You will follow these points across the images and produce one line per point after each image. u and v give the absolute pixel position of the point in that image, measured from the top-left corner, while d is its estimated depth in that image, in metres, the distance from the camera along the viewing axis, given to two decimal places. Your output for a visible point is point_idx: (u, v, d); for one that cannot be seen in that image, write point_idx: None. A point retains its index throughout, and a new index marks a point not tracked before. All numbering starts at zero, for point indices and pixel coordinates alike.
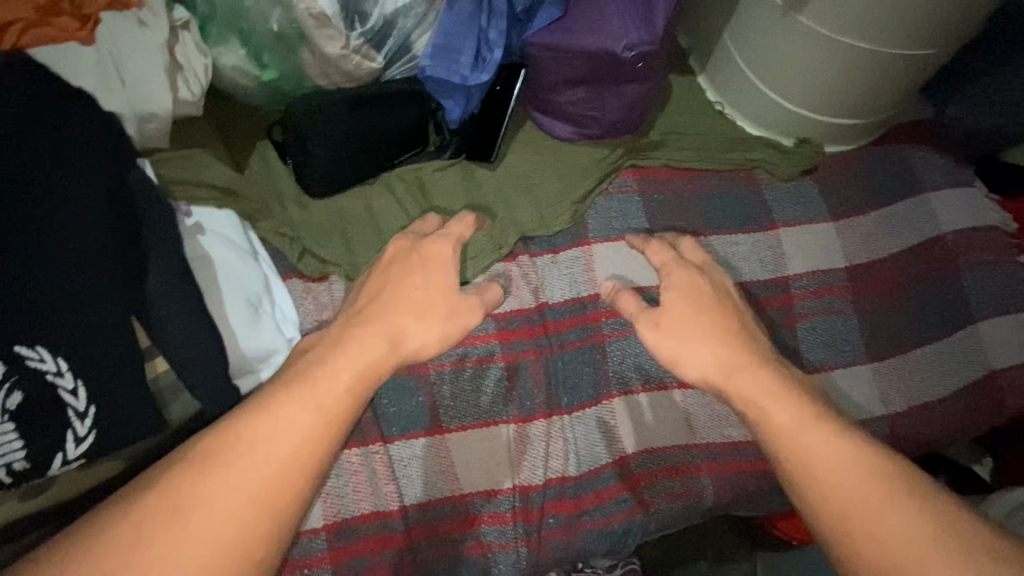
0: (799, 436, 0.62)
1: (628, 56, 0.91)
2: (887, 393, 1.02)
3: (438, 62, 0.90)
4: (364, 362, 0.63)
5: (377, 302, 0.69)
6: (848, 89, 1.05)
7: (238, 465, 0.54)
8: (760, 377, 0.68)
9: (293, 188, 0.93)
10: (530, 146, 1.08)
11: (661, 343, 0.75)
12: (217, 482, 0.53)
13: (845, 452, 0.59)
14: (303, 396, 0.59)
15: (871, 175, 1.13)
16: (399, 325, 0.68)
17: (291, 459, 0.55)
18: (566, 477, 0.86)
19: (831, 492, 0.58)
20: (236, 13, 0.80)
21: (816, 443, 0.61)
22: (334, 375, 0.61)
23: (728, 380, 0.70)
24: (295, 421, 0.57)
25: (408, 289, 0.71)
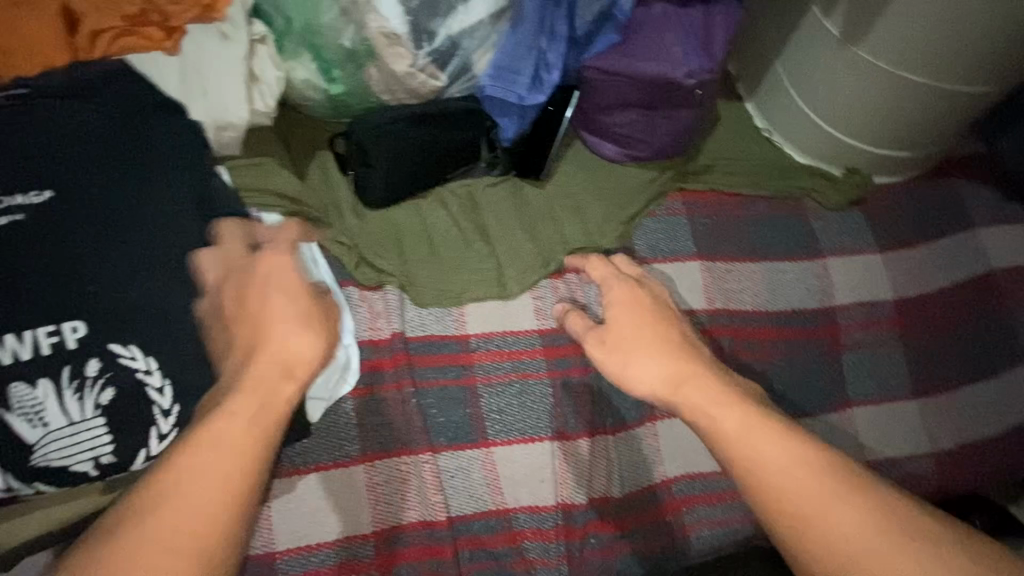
0: (747, 442, 0.59)
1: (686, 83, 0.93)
2: (934, 429, 1.00)
3: (497, 82, 0.94)
4: (262, 377, 0.58)
5: (252, 326, 0.62)
6: (900, 122, 1.05)
7: (175, 492, 0.50)
8: (701, 386, 0.65)
9: (350, 198, 0.95)
10: (580, 166, 1.10)
11: (623, 361, 0.73)
12: (164, 514, 0.49)
13: (793, 453, 0.57)
14: (228, 408, 0.55)
15: (918, 209, 1.13)
16: (270, 338, 0.61)
17: (228, 466, 0.52)
18: (609, 497, 0.86)
19: (782, 501, 0.56)
20: (312, 30, 0.83)
21: (763, 446, 0.58)
22: (254, 391, 0.57)
23: (673, 390, 0.67)
24: (235, 429, 0.54)
25: (277, 301, 0.63)
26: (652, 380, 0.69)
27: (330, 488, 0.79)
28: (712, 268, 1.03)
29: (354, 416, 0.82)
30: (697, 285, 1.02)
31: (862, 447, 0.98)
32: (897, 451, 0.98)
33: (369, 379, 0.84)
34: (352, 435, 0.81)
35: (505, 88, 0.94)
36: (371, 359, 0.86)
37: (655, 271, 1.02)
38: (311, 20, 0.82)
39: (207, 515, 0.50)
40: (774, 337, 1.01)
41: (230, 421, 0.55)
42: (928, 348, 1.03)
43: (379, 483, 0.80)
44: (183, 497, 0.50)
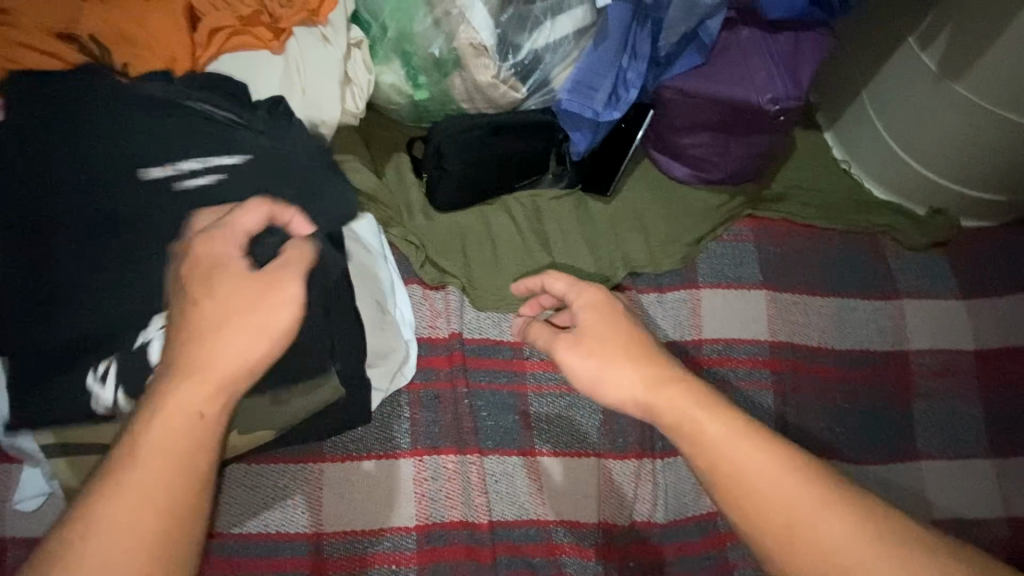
0: (728, 450, 0.51)
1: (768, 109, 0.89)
2: (1013, 494, 0.93)
3: (574, 97, 0.95)
4: (206, 376, 0.49)
5: (194, 323, 0.51)
6: (998, 164, 0.99)
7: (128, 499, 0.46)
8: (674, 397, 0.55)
9: (421, 200, 0.99)
10: (648, 185, 1.09)
11: (594, 372, 0.59)
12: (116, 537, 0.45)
13: (773, 458, 0.50)
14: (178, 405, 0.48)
15: (1011, 255, 1.06)
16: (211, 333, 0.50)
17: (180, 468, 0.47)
18: (652, 522, 0.84)
19: (767, 512, 0.49)
20: (404, 38, 0.87)
21: (747, 455, 0.51)
22: (198, 395, 0.49)
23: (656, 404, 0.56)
24: (185, 438, 0.48)
25: (218, 299, 0.51)
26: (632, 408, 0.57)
27: (381, 478, 0.81)
28: (778, 299, 1.00)
29: (408, 410, 0.84)
30: (761, 314, 0.99)
31: (929, 504, 0.92)
32: (966, 513, 0.92)
33: (426, 377, 0.86)
34: (404, 429, 0.83)
35: (582, 103, 0.96)
36: (430, 357, 0.88)
37: (718, 297, 1.00)
38: (404, 29, 0.86)
39: (159, 539, 0.46)
40: (840, 376, 0.97)
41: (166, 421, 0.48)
42: (1011, 406, 0.96)
43: (427, 478, 0.81)
44: (129, 521, 0.45)
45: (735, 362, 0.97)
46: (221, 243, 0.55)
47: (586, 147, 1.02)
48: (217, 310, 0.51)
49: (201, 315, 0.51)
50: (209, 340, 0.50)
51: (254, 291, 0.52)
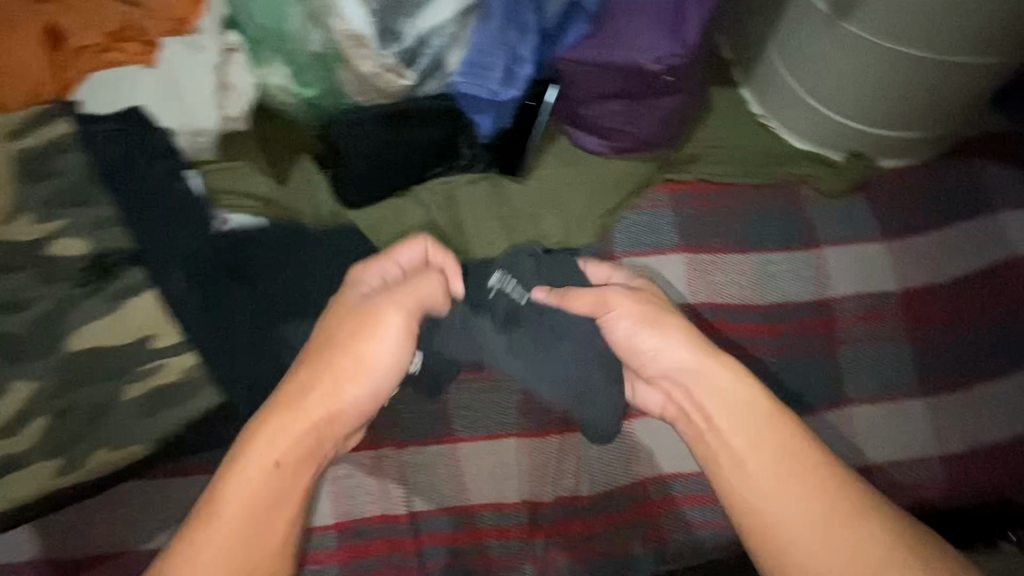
0: (755, 473, 0.65)
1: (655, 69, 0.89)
2: (946, 432, 0.92)
3: (470, 80, 0.94)
4: (320, 414, 0.62)
5: (328, 355, 0.64)
6: (907, 101, 0.98)
7: (245, 501, 0.59)
8: (716, 381, 0.70)
9: (328, 201, 0.97)
10: (563, 160, 1.08)
11: (633, 338, 0.76)
12: (233, 534, 0.58)
13: (805, 485, 0.63)
14: (296, 433, 0.61)
15: (937, 193, 1.04)
16: (336, 369, 0.63)
17: (289, 484, 0.60)
18: (579, 497, 0.84)
19: (780, 522, 0.62)
20: (280, 36, 0.85)
21: (777, 482, 0.64)
22: (313, 422, 0.62)
23: (694, 379, 0.71)
24: (290, 459, 0.60)
25: (343, 333, 0.65)
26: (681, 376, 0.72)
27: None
28: (697, 260, 1.00)
29: None
30: (680, 277, 0.99)
31: (863, 450, 0.91)
32: (902, 455, 0.91)
33: None
34: None
35: (478, 84, 0.95)
36: None
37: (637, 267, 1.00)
38: (279, 26, 0.84)
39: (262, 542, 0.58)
40: (767, 331, 0.96)
41: (276, 439, 0.61)
42: (940, 343, 0.95)
43: (343, 476, 0.80)
44: (239, 525, 0.58)
45: None
46: (370, 273, 0.72)
47: (491, 128, 1.01)
48: (350, 331, 0.64)
49: (334, 340, 0.64)
50: (338, 364, 0.63)
51: (358, 322, 0.65)
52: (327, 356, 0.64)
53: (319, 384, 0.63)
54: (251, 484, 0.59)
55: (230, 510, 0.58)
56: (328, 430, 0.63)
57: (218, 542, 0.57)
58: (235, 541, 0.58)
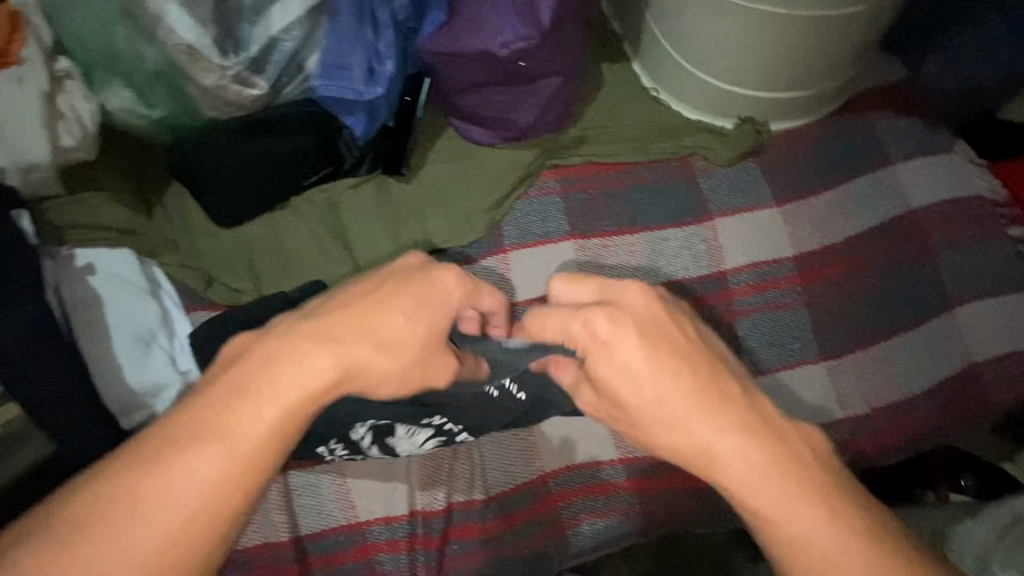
0: (801, 528, 0.52)
1: (505, 55, 0.85)
2: (845, 395, 0.91)
3: (329, 80, 0.89)
4: (309, 384, 0.55)
5: (359, 320, 0.59)
6: (790, 61, 0.94)
7: (195, 464, 0.51)
8: (728, 465, 0.54)
9: (202, 220, 0.95)
10: (449, 155, 1.05)
11: (626, 382, 0.56)
12: (168, 500, 0.49)
13: (854, 550, 0.51)
14: (283, 398, 0.54)
15: (826, 152, 1.03)
16: (353, 336, 0.57)
17: (251, 459, 0.52)
18: (473, 501, 0.83)
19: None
20: (113, 56, 0.81)
21: (824, 542, 0.51)
22: (304, 381, 0.55)
23: (708, 462, 0.54)
24: (263, 428, 0.53)
25: (396, 319, 0.60)
26: (684, 460, 0.56)
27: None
28: (587, 246, 0.98)
29: None
30: (570, 265, 0.97)
31: None
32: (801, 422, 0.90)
33: None
34: None
35: (339, 85, 0.89)
36: None
37: (528, 258, 0.98)
38: (108, 47, 0.80)
39: (199, 524, 0.50)
40: None
41: (304, 384, 0.55)
42: (835, 304, 0.95)
43: None
44: (183, 495, 0.50)
45: None
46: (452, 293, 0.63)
47: (366, 131, 0.96)
48: (407, 320, 0.60)
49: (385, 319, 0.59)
50: (375, 335, 0.59)
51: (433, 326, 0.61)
52: (360, 317, 0.59)
53: (357, 337, 0.58)
54: (212, 449, 0.51)
55: (187, 468, 0.50)
56: (336, 394, 0.57)
57: (158, 502, 0.49)
58: (173, 519, 0.49)
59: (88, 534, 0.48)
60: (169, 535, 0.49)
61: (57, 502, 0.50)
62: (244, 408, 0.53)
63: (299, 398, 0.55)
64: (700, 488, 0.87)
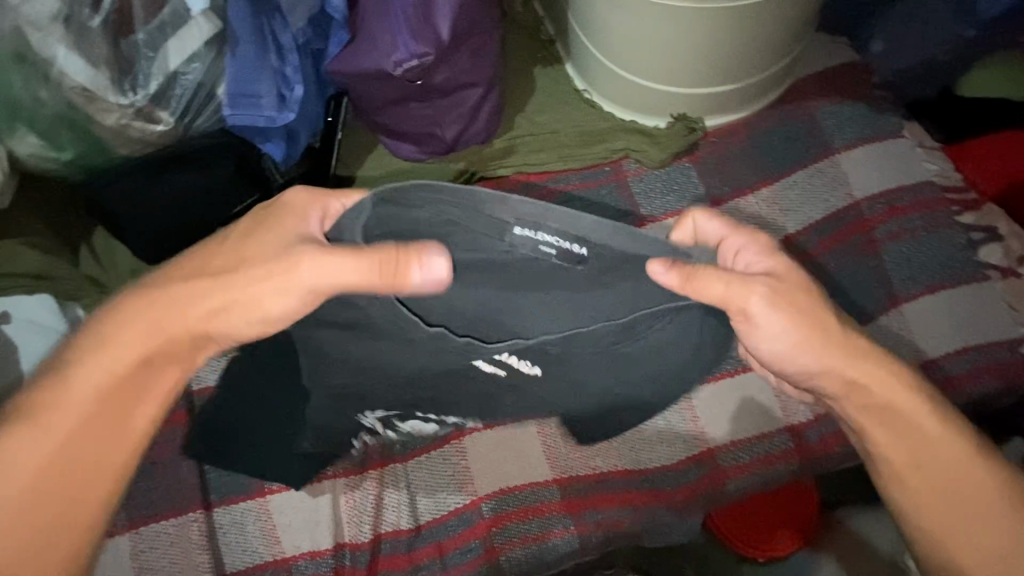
0: (904, 417, 0.61)
1: (401, 74, 0.84)
2: (787, 401, 0.87)
3: (239, 110, 0.87)
4: (142, 341, 0.59)
5: (190, 268, 0.59)
6: (717, 56, 0.89)
7: (53, 418, 0.58)
8: (886, 378, 0.61)
9: (131, 257, 0.96)
10: (378, 175, 1.04)
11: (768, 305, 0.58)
12: (32, 453, 0.58)
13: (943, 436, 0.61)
14: (116, 350, 0.59)
15: (765, 145, 0.98)
16: (180, 285, 0.59)
17: (99, 405, 0.59)
18: (401, 531, 0.82)
19: (918, 459, 0.61)
20: (12, 103, 0.81)
21: (922, 427, 0.61)
22: (137, 334, 0.59)
23: (859, 379, 0.61)
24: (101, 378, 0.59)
25: (217, 257, 0.59)
26: (832, 376, 0.61)
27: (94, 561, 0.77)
28: None
29: None
30: None
31: (703, 436, 0.87)
32: (743, 432, 0.87)
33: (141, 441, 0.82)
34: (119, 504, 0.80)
35: (250, 113, 0.87)
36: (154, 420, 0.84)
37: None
38: (6, 95, 0.80)
39: (63, 469, 0.58)
40: None
41: (134, 346, 0.59)
42: None
43: (143, 551, 0.78)
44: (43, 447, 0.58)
45: None
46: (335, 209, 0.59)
47: (286, 157, 0.94)
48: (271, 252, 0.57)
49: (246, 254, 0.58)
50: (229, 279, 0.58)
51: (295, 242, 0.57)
52: (200, 261, 0.59)
53: (195, 286, 0.59)
54: (53, 405, 0.58)
55: (49, 422, 0.58)
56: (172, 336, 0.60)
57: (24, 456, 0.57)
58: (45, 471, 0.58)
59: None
60: (44, 480, 0.58)
61: None
62: (79, 374, 0.59)
63: (119, 363, 0.59)
64: (637, 504, 0.85)
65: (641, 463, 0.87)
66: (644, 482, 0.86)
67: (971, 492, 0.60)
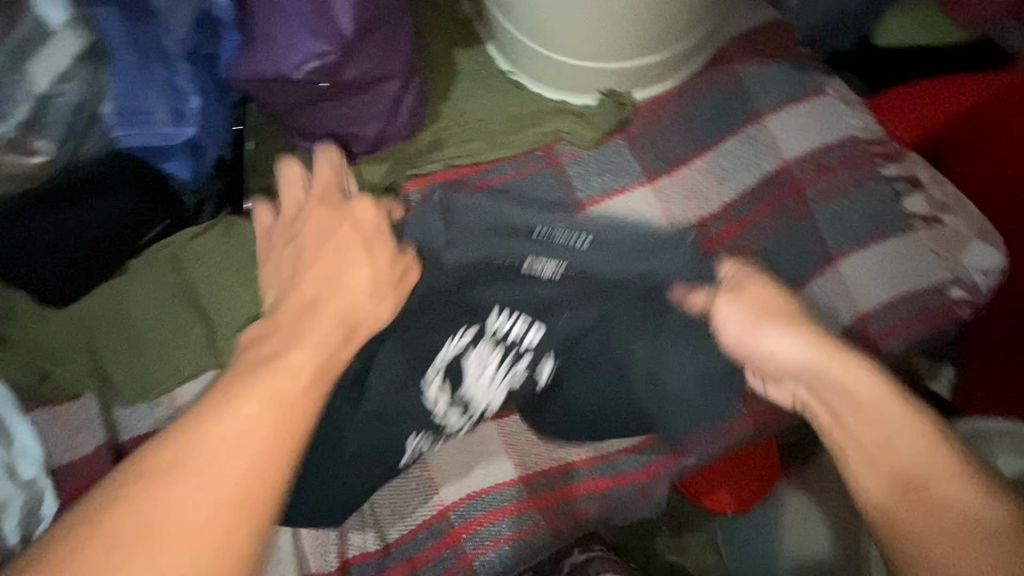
0: (867, 400, 0.56)
1: (302, 77, 0.78)
2: None
3: (132, 129, 0.79)
4: (267, 383, 0.49)
5: (320, 277, 0.62)
6: (637, 27, 0.86)
7: (181, 487, 0.43)
8: (851, 363, 0.58)
9: (30, 304, 0.86)
10: (299, 182, 0.97)
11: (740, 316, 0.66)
12: (144, 541, 0.41)
13: (915, 430, 0.53)
14: (254, 387, 0.48)
15: (696, 114, 0.97)
16: (338, 306, 0.60)
17: (256, 464, 0.45)
18: (370, 552, 0.81)
19: (876, 436, 0.54)
20: None
21: (885, 413, 0.54)
22: (278, 363, 0.51)
23: (822, 363, 0.59)
24: (243, 418, 0.46)
25: (357, 271, 0.64)
26: (789, 357, 0.61)
27: None
28: None
29: None
30: None
31: None
32: None
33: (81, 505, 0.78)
34: None
35: (144, 132, 0.79)
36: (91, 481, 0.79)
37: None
38: None
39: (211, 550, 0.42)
40: None
41: (284, 385, 0.49)
42: None
43: None
44: (177, 524, 0.42)
45: None
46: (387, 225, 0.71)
47: (194, 173, 0.87)
48: (371, 280, 0.64)
49: (350, 282, 0.62)
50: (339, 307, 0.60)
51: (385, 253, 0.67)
52: (334, 276, 0.63)
53: (331, 301, 0.60)
54: (161, 474, 0.43)
55: (174, 494, 0.43)
56: (324, 379, 0.52)
57: (162, 532, 0.41)
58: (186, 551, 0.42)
59: (154, 540, 0.41)
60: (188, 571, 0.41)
61: (61, 526, 0.42)
62: (238, 403, 0.47)
63: (260, 415, 0.47)
64: (605, 490, 0.86)
65: (604, 448, 0.87)
66: (608, 467, 0.86)
67: (942, 494, 0.50)
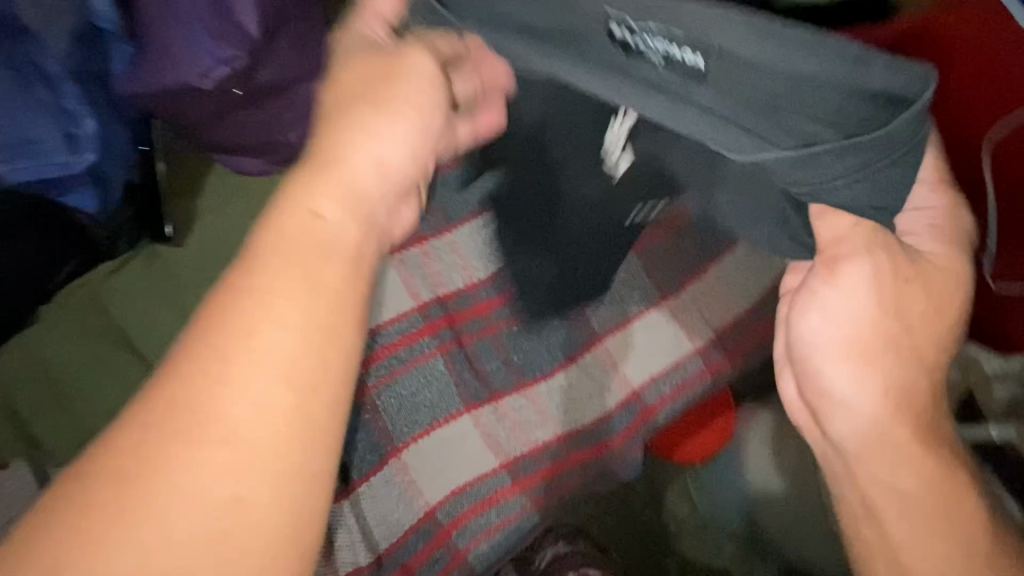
0: (907, 439, 0.62)
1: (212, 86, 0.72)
2: (694, 327, 0.91)
3: (19, 161, 0.70)
4: (303, 295, 0.44)
5: (322, 152, 0.50)
6: None
7: (221, 408, 0.40)
8: (910, 398, 0.61)
9: None
10: (223, 199, 0.94)
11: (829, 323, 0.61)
12: (195, 468, 0.39)
13: (933, 457, 0.62)
14: (281, 299, 0.43)
15: None
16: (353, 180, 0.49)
17: (300, 378, 0.42)
18: (361, 567, 0.80)
19: (891, 457, 0.62)
20: None
21: (913, 443, 0.62)
22: (297, 276, 0.44)
23: (890, 396, 0.61)
24: (271, 341, 0.42)
25: (385, 129, 0.51)
26: (868, 382, 0.61)
27: None
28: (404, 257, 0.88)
29: None
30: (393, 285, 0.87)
31: (627, 380, 0.90)
32: (660, 366, 0.90)
33: None
34: None
35: (36, 163, 0.70)
36: None
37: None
38: None
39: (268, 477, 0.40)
40: (500, 304, 0.89)
41: (311, 308, 0.44)
42: None
43: None
44: (223, 457, 0.39)
45: (394, 348, 0.85)
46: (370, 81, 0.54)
47: (103, 203, 0.79)
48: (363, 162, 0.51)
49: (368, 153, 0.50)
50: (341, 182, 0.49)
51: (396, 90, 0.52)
52: (339, 150, 0.50)
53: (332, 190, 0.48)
54: (194, 398, 0.40)
55: (214, 416, 0.40)
56: (354, 286, 0.47)
57: (208, 468, 0.39)
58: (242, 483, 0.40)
59: (191, 479, 0.39)
60: (240, 507, 0.39)
61: (89, 462, 0.39)
62: (258, 330, 0.42)
63: (289, 336, 0.42)
64: (584, 463, 0.89)
65: (578, 423, 0.89)
66: (584, 439, 0.89)
67: (930, 493, 0.62)
